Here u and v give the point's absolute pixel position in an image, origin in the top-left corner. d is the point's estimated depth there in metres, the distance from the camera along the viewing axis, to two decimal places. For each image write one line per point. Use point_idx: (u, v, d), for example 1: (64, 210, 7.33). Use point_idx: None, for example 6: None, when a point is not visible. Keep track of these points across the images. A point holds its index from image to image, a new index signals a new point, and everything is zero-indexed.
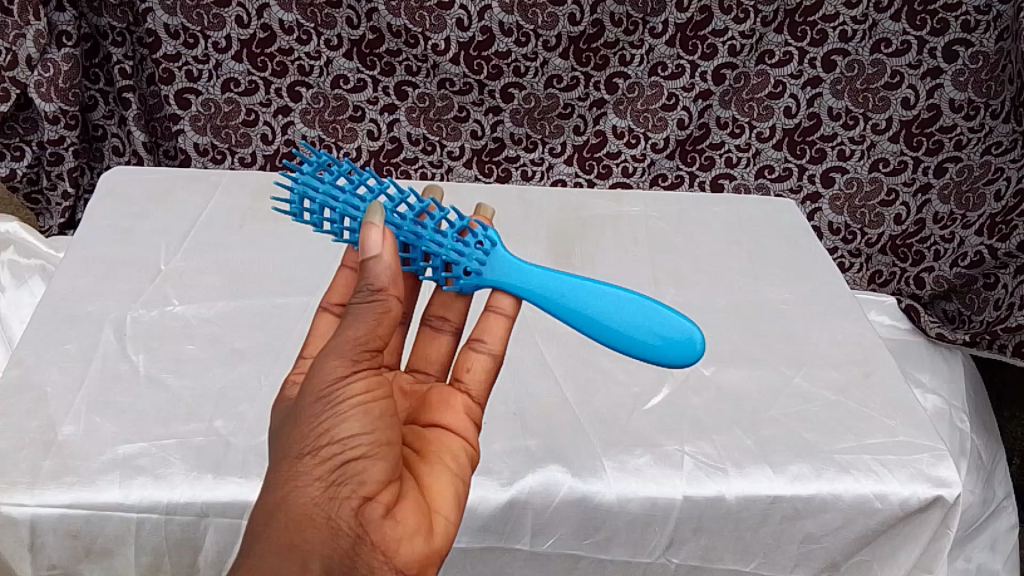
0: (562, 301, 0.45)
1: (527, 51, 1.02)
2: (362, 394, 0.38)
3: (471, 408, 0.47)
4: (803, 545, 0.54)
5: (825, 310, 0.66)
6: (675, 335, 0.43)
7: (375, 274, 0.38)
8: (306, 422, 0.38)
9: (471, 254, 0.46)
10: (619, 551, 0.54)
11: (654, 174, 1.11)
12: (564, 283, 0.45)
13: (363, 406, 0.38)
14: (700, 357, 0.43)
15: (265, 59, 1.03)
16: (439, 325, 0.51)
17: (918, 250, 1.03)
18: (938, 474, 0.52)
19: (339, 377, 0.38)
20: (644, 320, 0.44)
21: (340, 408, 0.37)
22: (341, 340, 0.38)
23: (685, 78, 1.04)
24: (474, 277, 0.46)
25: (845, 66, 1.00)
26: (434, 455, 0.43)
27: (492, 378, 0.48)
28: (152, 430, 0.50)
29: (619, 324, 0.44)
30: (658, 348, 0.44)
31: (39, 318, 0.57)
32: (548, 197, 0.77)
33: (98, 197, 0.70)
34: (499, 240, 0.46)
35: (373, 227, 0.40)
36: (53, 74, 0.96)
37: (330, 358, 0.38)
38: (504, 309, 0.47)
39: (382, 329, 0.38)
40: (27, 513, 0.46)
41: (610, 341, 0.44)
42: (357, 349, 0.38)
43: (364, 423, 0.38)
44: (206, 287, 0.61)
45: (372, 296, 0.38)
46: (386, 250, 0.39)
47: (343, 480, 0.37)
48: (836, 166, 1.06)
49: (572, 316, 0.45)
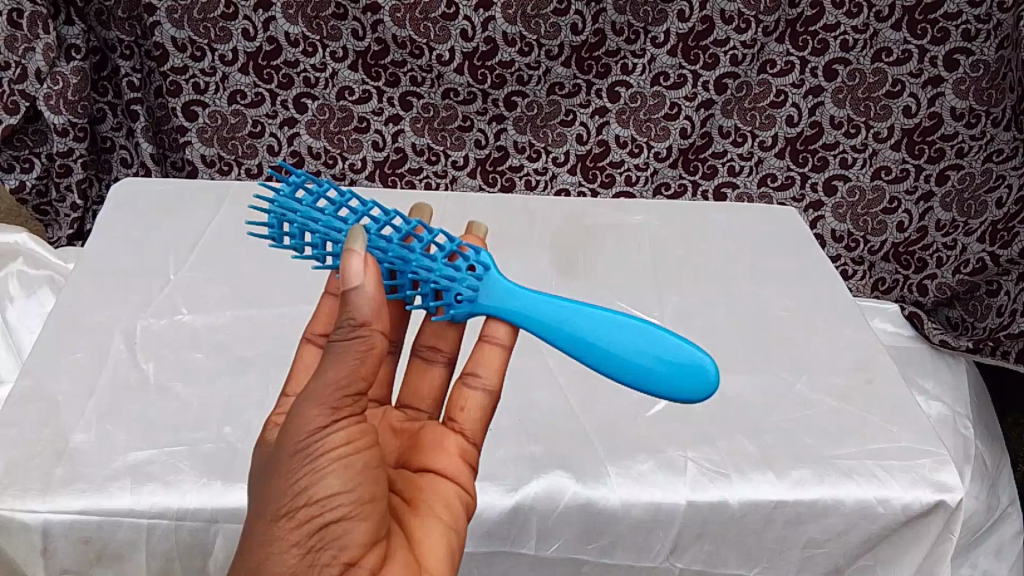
0: (570, 331, 0.45)
1: (530, 60, 1.03)
2: (341, 445, 0.38)
3: (463, 447, 0.47)
4: (806, 549, 0.54)
5: (826, 316, 0.66)
6: (688, 367, 0.43)
7: (357, 308, 0.37)
8: (285, 475, 0.38)
9: (463, 279, 0.45)
10: (623, 556, 0.54)
11: (657, 182, 1.12)
12: (565, 309, 0.45)
13: (341, 465, 0.38)
14: (716, 390, 0.43)
15: (272, 71, 1.04)
16: (431, 356, 0.50)
17: (922, 258, 1.06)
18: (939, 479, 0.52)
19: (317, 429, 0.37)
20: (654, 351, 0.44)
21: (319, 462, 0.38)
22: (319, 386, 0.37)
23: (687, 88, 1.05)
24: (468, 304, 0.46)
25: (846, 75, 1.01)
26: (424, 505, 0.44)
27: (488, 415, 0.48)
28: (162, 437, 0.51)
29: (628, 355, 0.44)
30: (662, 375, 0.43)
31: (50, 328, 0.58)
32: (551, 206, 0.78)
33: (109, 206, 0.71)
34: (492, 264, 0.46)
35: (355, 254, 0.38)
36: (63, 87, 0.98)
37: (305, 413, 0.37)
38: (500, 339, 0.47)
39: (364, 370, 0.38)
40: (39, 520, 0.47)
41: (620, 373, 0.44)
42: (336, 398, 0.37)
43: (345, 481, 0.38)
44: (214, 296, 0.62)
45: (353, 334, 0.37)
46: (368, 280, 0.38)
47: (324, 542, 0.38)
48: (838, 174, 1.07)
49: (580, 346, 0.45)
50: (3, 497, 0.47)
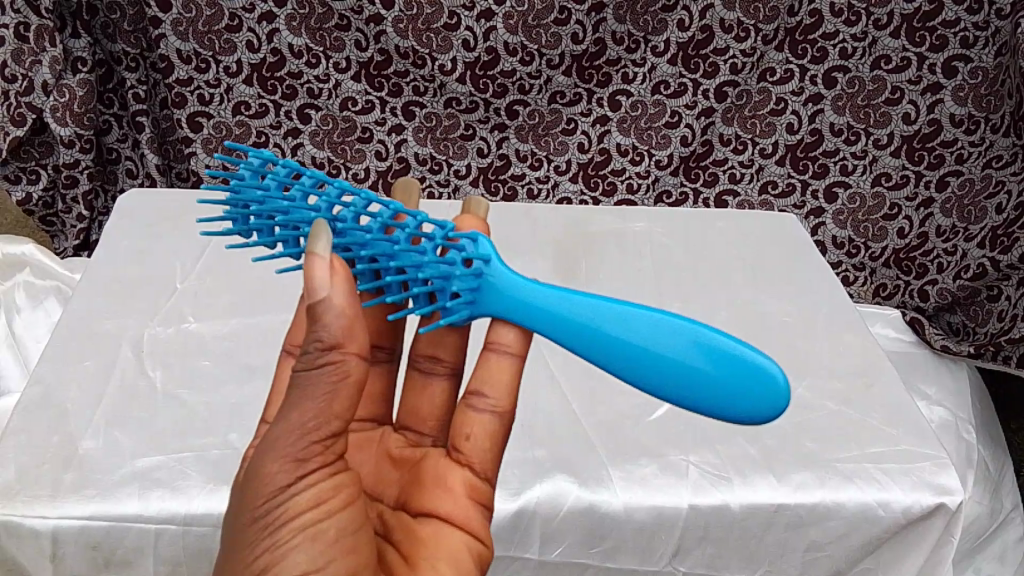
0: (603, 331, 0.40)
1: (532, 69, 1.04)
2: (307, 509, 0.36)
3: (471, 482, 0.44)
4: (807, 552, 0.55)
5: (827, 321, 0.67)
6: (744, 370, 0.38)
7: (324, 329, 0.35)
8: (249, 549, 0.36)
9: (460, 275, 0.41)
10: (626, 560, 0.54)
11: (658, 191, 1.13)
12: (594, 308, 0.40)
13: (309, 537, 0.36)
14: (784, 401, 0.37)
15: (275, 82, 1.05)
16: (430, 368, 0.48)
17: (922, 264, 1.06)
18: (940, 482, 0.53)
19: (280, 491, 0.36)
20: (705, 353, 0.38)
21: (286, 530, 0.36)
22: (280, 440, 0.35)
23: (688, 96, 1.05)
24: (467, 304, 0.41)
25: (846, 83, 1.02)
26: (425, 564, 0.41)
27: (498, 441, 0.45)
28: (170, 442, 0.52)
29: (673, 358, 0.39)
30: (713, 376, 0.38)
31: (58, 337, 0.59)
32: (553, 214, 0.78)
33: (115, 217, 0.72)
34: (492, 254, 0.42)
35: (317, 258, 0.36)
36: (69, 99, 0.98)
37: (266, 477, 0.36)
38: (508, 345, 0.44)
39: (333, 410, 0.36)
40: (49, 525, 0.48)
41: (663, 381, 0.39)
42: (298, 456, 0.36)
43: (314, 554, 0.36)
44: (221, 305, 0.63)
45: (320, 361, 0.35)
46: (335, 289, 0.35)
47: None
48: (839, 181, 1.07)
49: (616, 349, 0.40)
50: (14, 503, 0.48)
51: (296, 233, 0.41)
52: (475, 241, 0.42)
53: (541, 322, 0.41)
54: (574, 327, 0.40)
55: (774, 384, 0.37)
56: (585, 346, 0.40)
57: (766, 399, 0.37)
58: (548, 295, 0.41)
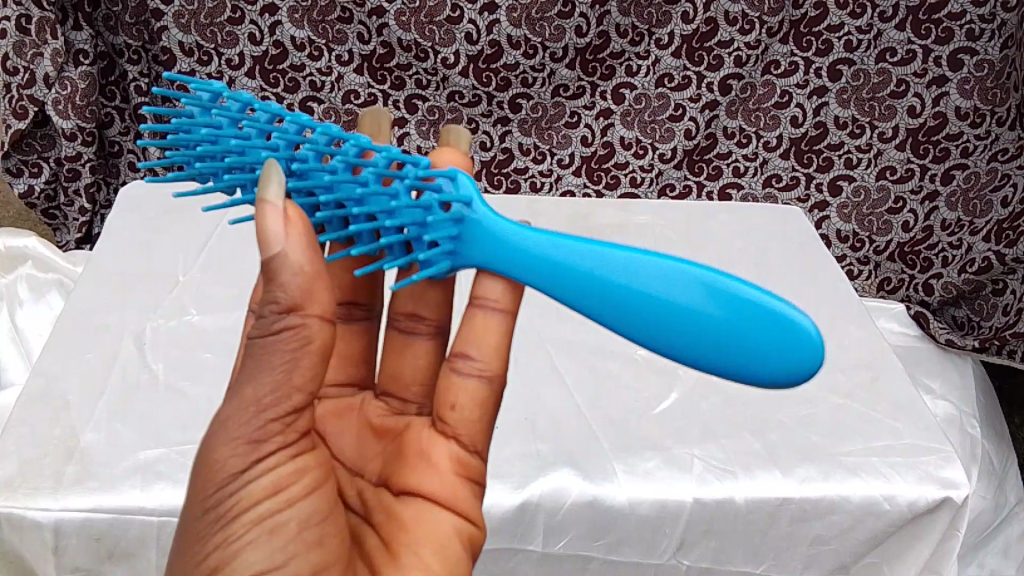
0: (614, 281, 0.38)
1: (535, 63, 1.04)
2: (265, 499, 0.36)
3: (456, 457, 0.44)
4: (812, 547, 0.54)
5: (832, 314, 0.66)
6: (776, 325, 0.35)
7: (283, 292, 0.34)
8: (200, 544, 0.36)
9: (436, 222, 0.39)
10: (630, 553, 0.54)
11: (662, 184, 1.12)
12: (604, 257, 0.39)
13: (268, 528, 0.36)
14: (811, 352, 0.35)
15: (278, 75, 1.04)
16: (411, 327, 0.49)
17: (927, 258, 1.06)
18: (945, 476, 0.53)
19: (234, 479, 0.35)
20: (724, 302, 0.36)
21: (242, 522, 0.36)
22: (233, 424, 0.35)
23: (692, 89, 1.05)
24: (448, 254, 0.40)
25: (851, 75, 1.01)
26: (406, 553, 0.40)
27: (484, 411, 0.44)
28: (171, 435, 0.52)
29: (692, 310, 0.37)
30: (742, 332, 0.36)
31: (60, 329, 0.58)
32: (556, 206, 0.78)
33: (118, 208, 0.72)
34: (473, 197, 0.40)
35: (268, 206, 0.35)
36: (71, 91, 0.98)
37: (217, 465, 0.35)
38: (495, 300, 0.44)
39: (293, 381, 0.35)
40: (50, 519, 0.47)
41: (679, 333, 0.37)
42: (250, 444, 0.35)
43: (271, 548, 0.35)
44: (223, 297, 0.63)
45: (277, 326, 0.34)
46: (290, 242, 0.34)
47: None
48: (844, 174, 1.07)
49: (629, 300, 0.38)
50: (15, 496, 0.47)
51: (251, 174, 0.41)
52: (453, 180, 0.41)
53: (545, 274, 0.39)
54: (582, 277, 0.38)
55: (800, 335, 0.35)
56: (595, 298, 0.38)
57: (788, 352, 0.35)
58: (549, 243, 0.39)
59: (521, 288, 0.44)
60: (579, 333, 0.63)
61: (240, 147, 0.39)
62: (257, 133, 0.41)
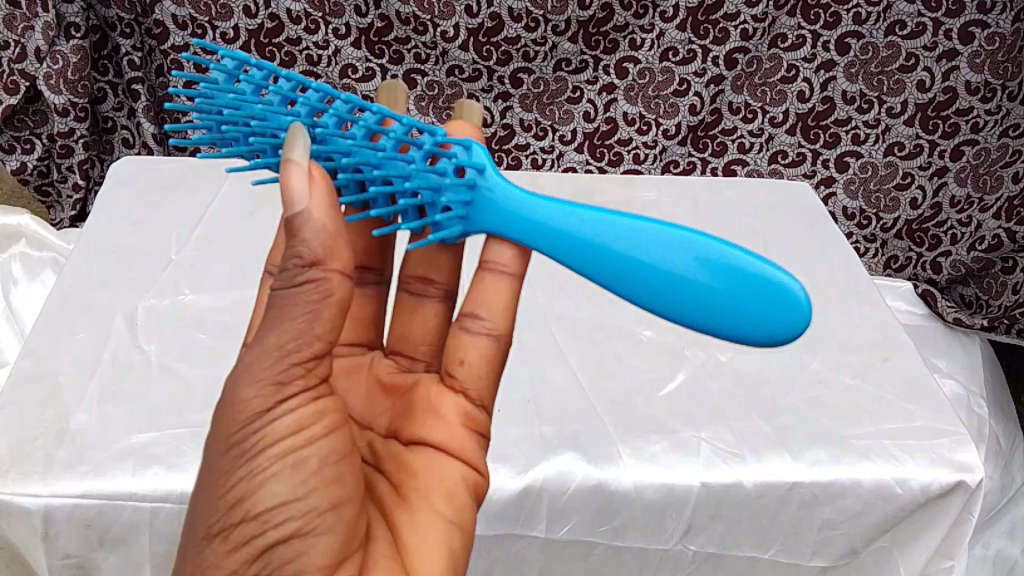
0: (608, 247, 0.38)
1: (536, 36, 1.01)
2: (287, 437, 0.34)
3: (465, 411, 0.43)
4: (822, 531, 0.53)
5: (842, 293, 0.65)
6: (767, 290, 0.36)
7: (305, 245, 0.34)
8: (222, 482, 0.35)
9: (451, 185, 0.38)
10: (635, 537, 0.52)
11: (665, 160, 1.11)
12: (601, 223, 0.38)
13: (291, 464, 0.34)
14: (795, 314, 0.35)
15: (274, 49, 1.02)
16: (421, 290, 0.48)
17: (935, 235, 1.04)
18: (960, 459, 0.51)
19: (258, 417, 0.34)
20: (713, 269, 0.37)
21: (264, 458, 0.34)
22: (259, 362, 0.34)
23: (697, 63, 1.03)
24: (461, 219, 0.39)
25: (859, 49, 0.99)
26: (416, 496, 0.40)
27: (493, 367, 0.44)
28: (165, 418, 0.50)
29: (686, 277, 0.37)
30: (733, 297, 0.36)
31: (51, 308, 0.57)
32: (559, 181, 0.76)
33: (111, 183, 0.70)
34: (486, 164, 0.39)
35: (294, 165, 0.35)
36: (63, 65, 0.96)
37: (242, 398, 0.34)
38: (505, 265, 0.43)
39: (315, 330, 0.35)
40: (40, 504, 0.46)
41: (669, 298, 0.37)
42: (277, 377, 0.34)
43: (292, 485, 0.34)
44: (217, 276, 0.61)
45: (299, 279, 0.34)
46: (313, 200, 0.35)
47: (272, 568, 0.34)
48: (850, 150, 1.05)
49: (623, 267, 0.38)
50: (3, 481, 0.46)
51: (273, 140, 0.40)
52: (468, 149, 0.40)
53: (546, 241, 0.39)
54: (577, 243, 0.38)
55: (788, 299, 0.36)
56: (588, 264, 0.38)
57: (779, 314, 0.36)
58: (550, 211, 0.39)
59: (531, 253, 0.43)
60: (584, 312, 0.61)
61: (263, 112, 0.39)
62: (280, 101, 0.41)
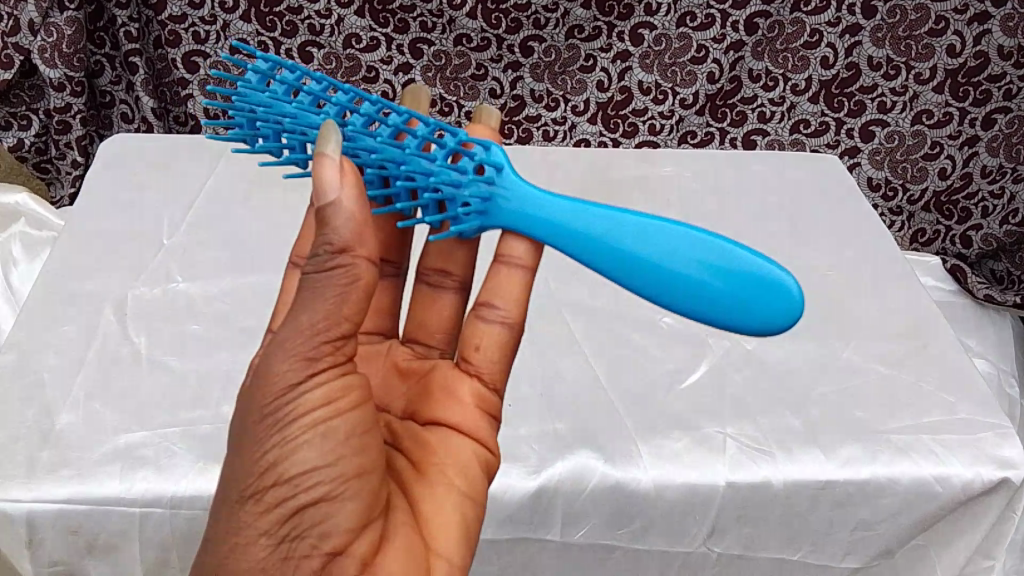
0: (608, 243, 0.37)
1: (547, 2, 0.96)
2: (321, 406, 0.33)
3: (479, 395, 0.41)
4: (855, 532, 0.50)
5: (874, 275, 0.61)
6: (766, 288, 0.35)
7: (335, 232, 0.32)
8: (256, 448, 0.33)
9: (471, 183, 0.37)
10: (657, 541, 0.49)
11: (682, 131, 1.07)
12: (601, 218, 0.37)
13: (322, 431, 0.33)
14: (799, 313, 0.35)
15: (274, 18, 0.97)
16: (438, 282, 0.45)
17: (965, 208, 1.02)
18: (1003, 454, 0.48)
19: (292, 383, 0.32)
20: (718, 268, 0.35)
21: (296, 427, 0.32)
22: (292, 330, 0.32)
23: (716, 28, 0.97)
24: (479, 214, 0.38)
25: (886, 12, 0.93)
26: (435, 471, 0.38)
27: (509, 353, 0.41)
28: (155, 417, 0.47)
29: (685, 275, 0.36)
30: (731, 295, 0.35)
31: (35, 298, 0.54)
32: (573, 157, 0.72)
33: (101, 163, 0.67)
34: (505, 162, 0.38)
35: (327, 159, 0.33)
36: (57, 38, 0.92)
37: (277, 364, 0.33)
38: (519, 258, 0.40)
39: (344, 312, 0.33)
40: (23, 510, 0.43)
41: (674, 297, 0.36)
42: (310, 346, 0.32)
43: (323, 452, 0.32)
44: (212, 262, 0.58)
45: (330, 264, 0.32)
46: (345, 191, 0.32)
47: (302, 529, 0.33)
48: (876, 119, 1.01)
49: (622, 264, 0.36)
50: None
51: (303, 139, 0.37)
52: (487, 148, 0.38)
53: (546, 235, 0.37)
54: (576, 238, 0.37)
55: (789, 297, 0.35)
56: (595, 258, 0.37)
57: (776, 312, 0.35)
58: (552, 205, 0.37)
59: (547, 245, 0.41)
60: (600, 299, 0.57)
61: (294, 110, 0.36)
62: (310, 101, 0.38)
